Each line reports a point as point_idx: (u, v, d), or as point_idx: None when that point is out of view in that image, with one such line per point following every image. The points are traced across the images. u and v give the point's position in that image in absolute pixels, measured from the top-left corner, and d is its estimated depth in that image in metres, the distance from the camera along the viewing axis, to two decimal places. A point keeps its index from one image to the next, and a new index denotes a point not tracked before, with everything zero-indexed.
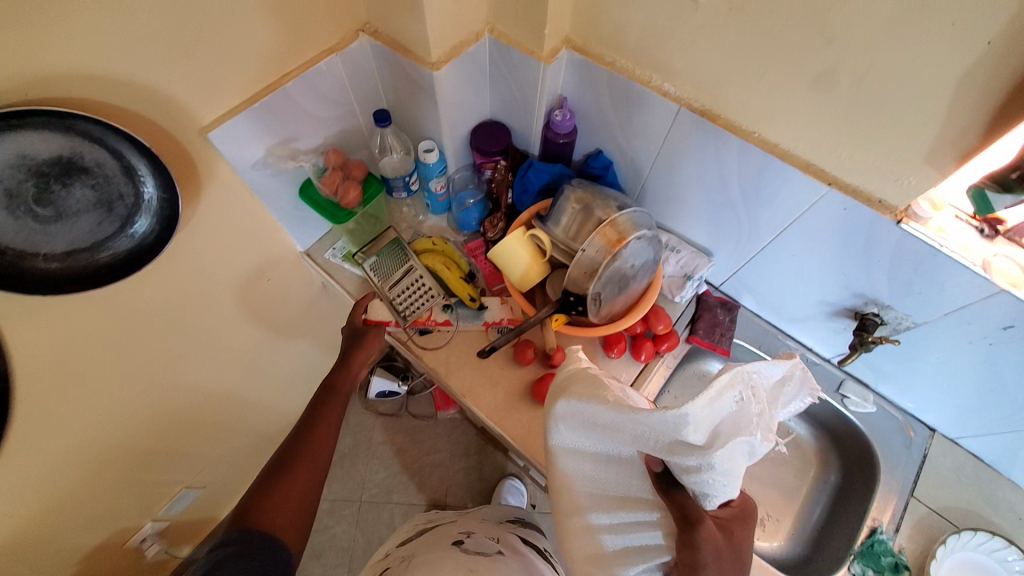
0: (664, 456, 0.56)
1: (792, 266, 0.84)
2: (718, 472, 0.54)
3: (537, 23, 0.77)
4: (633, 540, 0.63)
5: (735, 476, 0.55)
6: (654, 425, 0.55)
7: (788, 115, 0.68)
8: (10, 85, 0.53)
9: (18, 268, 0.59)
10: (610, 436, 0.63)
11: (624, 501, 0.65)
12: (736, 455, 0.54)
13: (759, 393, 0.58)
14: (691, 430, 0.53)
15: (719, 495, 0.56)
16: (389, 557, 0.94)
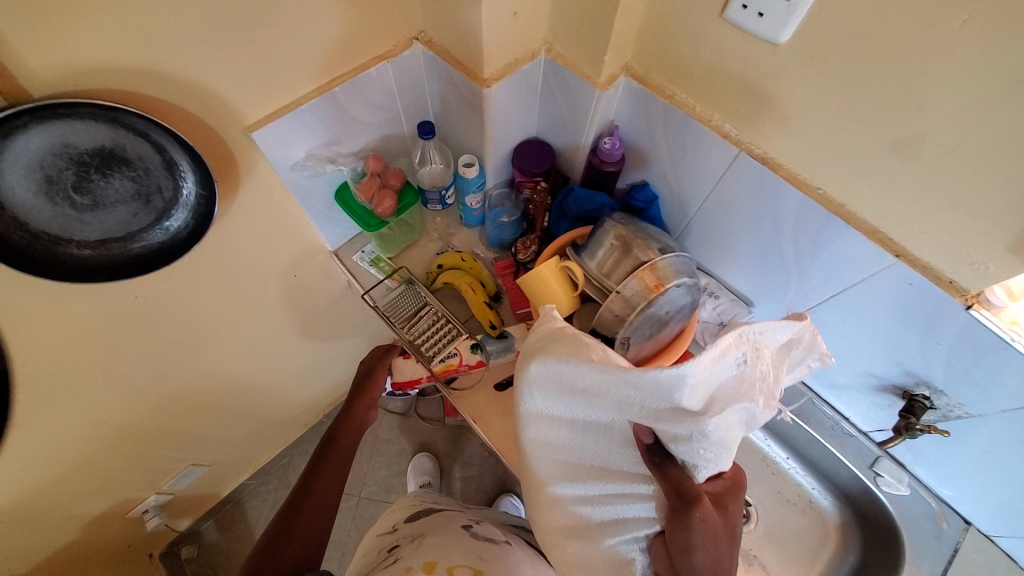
0: (659, 420, 0.59)
1: (839, 332, 0.79)
2: (711, 438, 0.57)
3: (597, 48, 0.73)
4: (622, 504, 0.67)
5: (727, 441, 0.59)
6: (653, 392, 0.57)
7: (859, 177, 0.62)
8: (59, 74, 0.52)
9: (50, 252, 0.60)
10: (592, 400, 0.65)
11: (610, 465, 0.69)
12: (732, 419, 0.59)
13: (756, 362, 0.61)
14: (688, 393, 0.55)
15: (710, 462, 0.59)
16: (395, 535, 0.90)
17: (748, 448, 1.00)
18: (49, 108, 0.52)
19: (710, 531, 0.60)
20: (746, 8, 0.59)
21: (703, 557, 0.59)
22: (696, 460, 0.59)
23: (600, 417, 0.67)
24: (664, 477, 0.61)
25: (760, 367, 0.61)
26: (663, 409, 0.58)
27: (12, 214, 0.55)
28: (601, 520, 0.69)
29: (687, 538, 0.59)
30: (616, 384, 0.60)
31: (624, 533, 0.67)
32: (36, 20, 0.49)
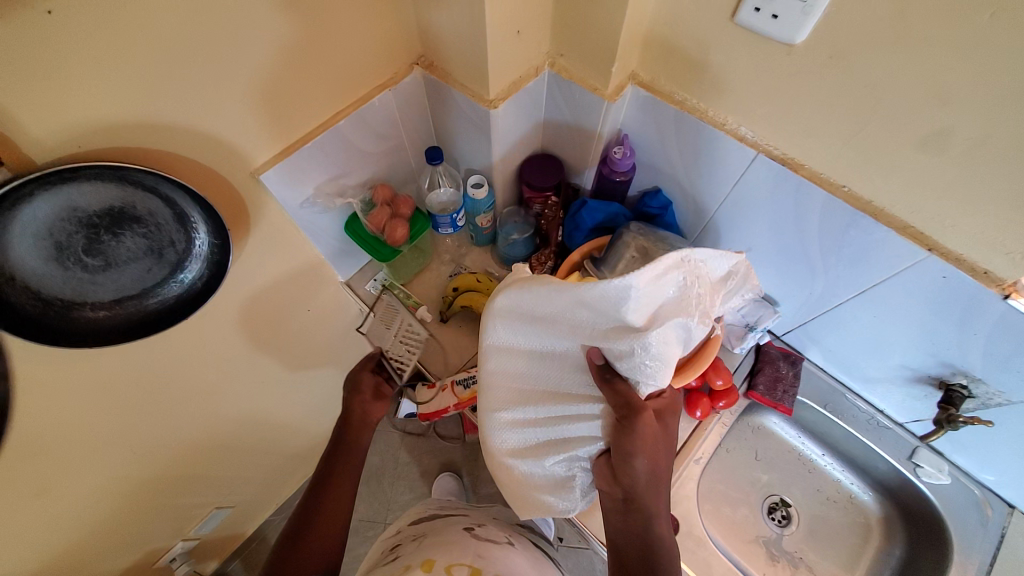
0: (604, 337, 0.59)
1: (870, 326, 0.77)
2: (653, 352, 0.57)
3: (603, 60, 0.72)
4: (569, 426, 0.69)
5: (670, 358, 0.58)
6: (599, 302, 0.56)
7: (884, 173, 0.61)
8: (62, 139, 0.51)
9: (64, 318, 0.58)
10: (547, 327, 0.66)
11: (562, 391, 0.69)
12: (673, 337, 0.57)
13: (700, 284, 0.59)
14: (628, 306, 0.54)
15: (654, 377, 0.58)
16: (401, 535, 0.90)
17: (783, 447, 0.98)
18: (54, 174, 0.49)
19: (652, 441, 0.61)
20: (759, 11, 0.57)
21: (643, 470, 0.62)
22: (639, 378, 0.59)
23: (554, 344, 0.66)
24: (612, 402, 0.61)
25: (703, 289, 0.60)
26: (607, 323, 0.59)
27: (24, 284, 0.53)
28: (548, 440, 0.72)
29: (628, 451, 0.61)
30: (567, 303, 0.60)
31: (569, 448, 0.70)
32: (37, 86, 0.47)
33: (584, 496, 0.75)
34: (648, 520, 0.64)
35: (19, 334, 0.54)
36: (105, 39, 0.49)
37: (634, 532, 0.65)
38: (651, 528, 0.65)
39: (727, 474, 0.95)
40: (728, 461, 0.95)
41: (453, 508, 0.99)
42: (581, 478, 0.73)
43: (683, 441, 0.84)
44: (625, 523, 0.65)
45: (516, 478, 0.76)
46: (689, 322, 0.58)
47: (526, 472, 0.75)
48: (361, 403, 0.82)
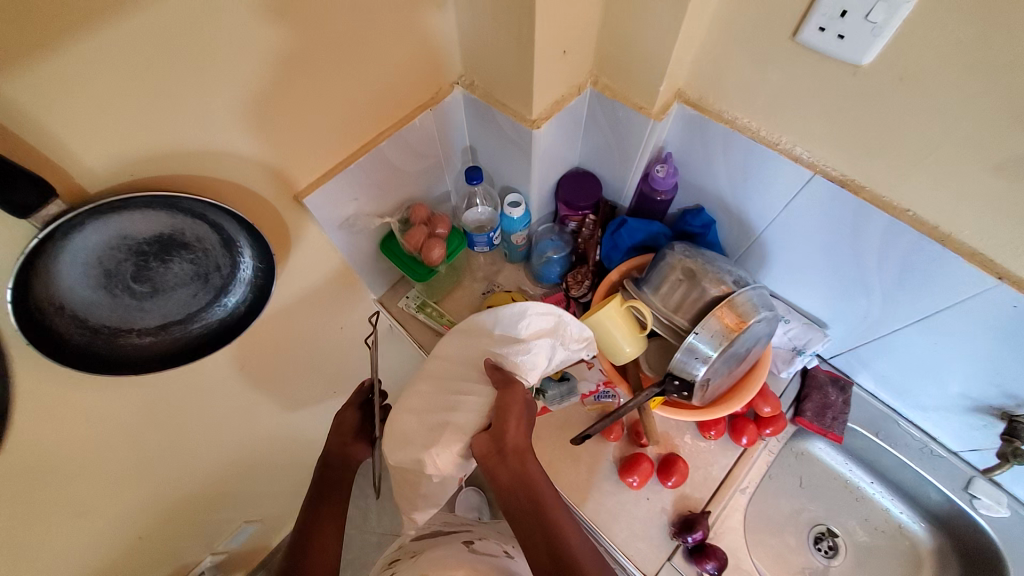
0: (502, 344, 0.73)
1: (927, 353, 0.74)
2: (528, 357, 0.71)
3: (651, 78, 0.70)
4: (456, 400, 0.70)
5: (536, 368, 0.71)
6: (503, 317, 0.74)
7: (955, 198, 0.58)
8: (116, 169, 0.51)
9: (110, 345, 0.57)
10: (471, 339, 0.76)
11: (460, 378, 0.73)
12: (542, 352, 0.72)
13: (575, 334, 0.74)
14: (521, 323, 0.73)
15: (527, 376, 0.71)
16: (401, 550, 0.82)
17: (827, 474, 0.94)
18: (107, 204, 0.49)
19: (521, 408, 0.66)
20: (824, 30, 0.55)
21: (514, 437, 0.64)
22: (520, 370, 0.71)
23: (461, 349, 0.76)
24: (492, 383, 0.69)
25: (576, 338, 0.74)
26: (504, 334, 0.73)
27: (72, 312, 0.53)
28: (439, 413, 0.69)
29: (506, 407, 0.65)
30: (484, 318, 0.76)
31: (451, 422, 0.67)
32: (96, 117, 0.47)
33: (462, 468, 0.68)
34: (524, 462, 0.63)
35: (66, 363, 0.54)
36: (162, 68, 0.48)
37: (519, 494, 0.61)
38: (534, 486, 0.62)
39: (771, 502, 0.91)
40: (772, 488, 0.92)
41: (460, 522, 0.89)
42: (458, 447, 0.66)
43: (727, 470, 0.81)
44: (506, 468, 0.62)
45: (404, 444, 0.69)
46: (554, 348, 0.73)
47: (418, 438, 0.68)
48: (341, 445, 0.77)
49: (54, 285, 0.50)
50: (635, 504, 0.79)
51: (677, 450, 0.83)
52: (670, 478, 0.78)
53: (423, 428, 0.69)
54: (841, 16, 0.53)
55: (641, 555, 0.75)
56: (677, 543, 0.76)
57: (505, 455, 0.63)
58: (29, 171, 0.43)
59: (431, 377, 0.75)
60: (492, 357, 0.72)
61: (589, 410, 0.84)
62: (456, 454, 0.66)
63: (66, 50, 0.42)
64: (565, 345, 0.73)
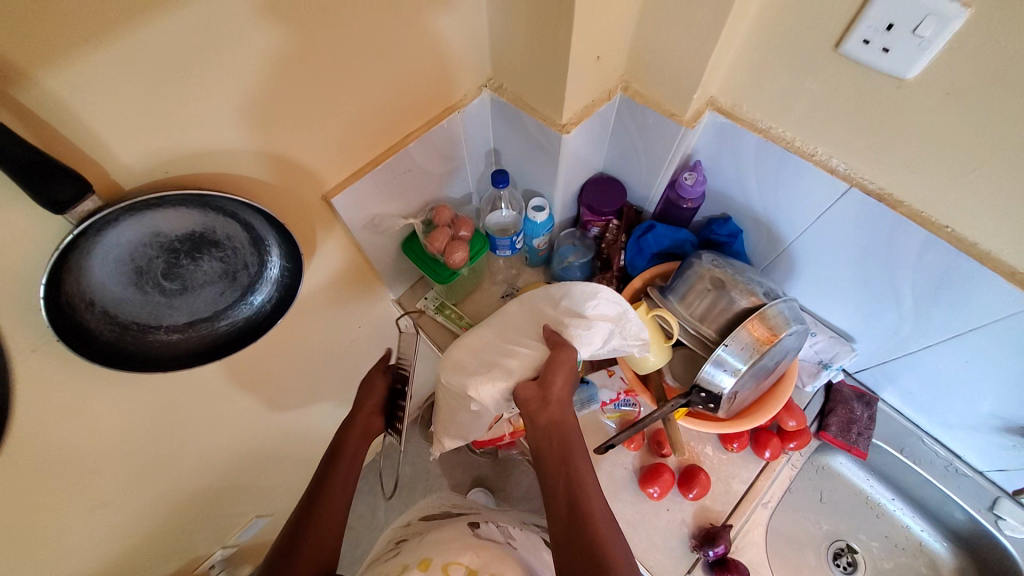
0: (567, 311, 0.72)
1: (957, 371, 0.73)
2: (589, 328, 0.70)
3: (685, 86, 0.69)
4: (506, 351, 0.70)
5: (591, 343, 0.70)
6: (576, 290, 0.74)
7: (998, 216, 0.57)
8: (152, 166, 0.51)
9: (139, 341, 0.57)
10: (536, 301, 0.76)
11: (514, 335, 0.72)
12: (601, 331, 0.71)
13: (634, 332, 0.73)
14: (589, 302, 0.72)
15: (582, 346, 0.70)
16: (407, 528, 0.82)
17: (849, 489, 0.93)
18: (143, 202, 0.49)
19: (568, 369, 0.65)
20: (869, 42, 0.54)
21: (560, 390, 0.63)
22: (580, 336, 0.70)
23: (526, 305, 0.76)
24: (547, 342, 0.69)
25: (632, 335, 0.73)
26: (571, 307, 0.73)
27: (104, 307, 0.53)
28: (492, 356, 0.70)
29: (555, 361, 0.65)
30: (556, 288, 0.75)
31: (501, 364, 0.68)
32: (135, 116, 0.47)
33: (500, 410, 0.67)
34: (563, 415, 0.62)
35: (95, 359, 0.53)
36: (200, 69, 0.48)
37: (551, 442, 0.60)
38: (567, 440, 0.60)
39: (790, 515, 0.90)
40: (791, 502, 0.91)
41: (469, 507, 0.89)
42: (503, 387, 0.66)
43: (749, 483, 0.80)
44: (544, 414, 0.62)
45: (457, 371, 0.70)
46: (611, 334, 0.72)
47: (470, 371, 0.69)
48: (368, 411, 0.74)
49: (86, 280, 0.50)
50: (655, 515, 0.78)
51: (698, 461, 0.82)
52: (692, 490, 0.77)
53: (475, 364, 0.70)
54: (888, 28, 0.52)
55: (659, 566, 0.75)
56: (697, 556, 0.75)
57: (547, 402, 0.62)
58: (68, 167, 0.43)
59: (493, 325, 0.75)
60: (550, 325, 0.71)
61: (609, 418, 0.84)
62: (498, 392, 0.66)
63: (110, 51, 0.42)
64: (623, 336, 0.72)
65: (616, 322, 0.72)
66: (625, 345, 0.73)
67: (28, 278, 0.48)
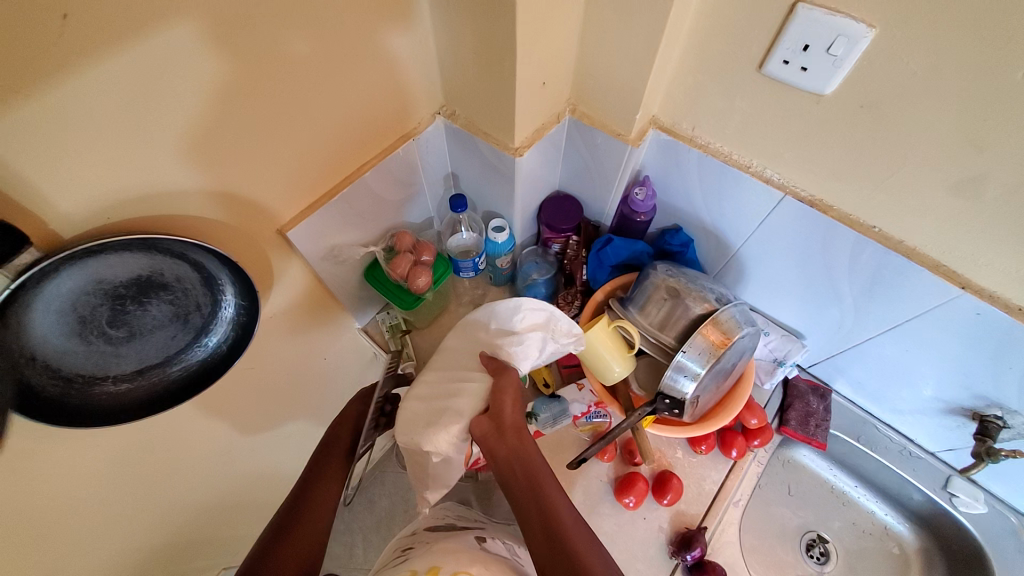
0: (496, 332, 0.75)
1: (900, 359, 0.78)
2: (519, 345, 0.72)
3: (628, 107, 0.73)
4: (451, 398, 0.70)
5: (526, 357, 0.72)
6: (500, 310, 0.75)
7: (918, 215, 0.62)
8: (93, 212, 0.49)
9: (84, 395, 0.55)
10: (473, 330, 0.78)
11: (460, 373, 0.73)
12: (531, 343, 0.72)
13: (568, 330, 0.73)
14: (515, 316, 0.74)
15: (520, 363, 0.72)
16: (415, 536, 0.81)
17: (814, 480, 0.97)
18: (82, 250, 0.47)
19: (511, 395, 0.68)
20: (788, 62, 0.58)
21: (511, 415, 0.67)
22: (512, 355, 0.72)
23: (465, 336, 0.78)
24: (487, 372, 0.71)
25: (567, 334, 0.73)
26: (500, 327, 0.75)
27: (43, 363, 0.50)
28: (438, 399, 0.71)
29: (500, 390, 0.68)
30: (485, 312, 0.77)
31: (451, 407, 0.69)
32: (73, 163, 0.45)
33: (462, 451, 0.69)
34: (520, 440, 0.64)
35: (38, 418, 0.51)
36: (143, 112, 0.48)
37: (514, 468, 0.62)
38: (529, 463, 0.63)
39: (761, 512, 0.93)
40: (761, 497, 0.94)
41: (473, 518, 0.88)
42: (458, 429, 0.67)
43: (720, 484, 0.82)
44: (502, 444, 0.64)
45: (409, 426, 0.70)
46: (546, 342, 0.73)
47: (423, 424, 0.69)
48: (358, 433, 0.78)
49: (24, 336, 0.47)
50: (632, 524, 0.79)
51: (670, 466, 0.83)
52: (666, 495, 0.78)
53: (426, 414, 0.71)
54: (804, 49, 0.56)
55: None
56: (677, 561, 0.77)
57: (502, 431, 0.65)
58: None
59: (435, 367, 0.76)
60: (487, 351, 0.73)
61: (582, 431, 0.85)
62: (454, 435, 0.67)
63: (46, 99, 0.41)
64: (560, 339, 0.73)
65: (545, 329, 0.73)
66: (562, 346, 0.74)
67: None
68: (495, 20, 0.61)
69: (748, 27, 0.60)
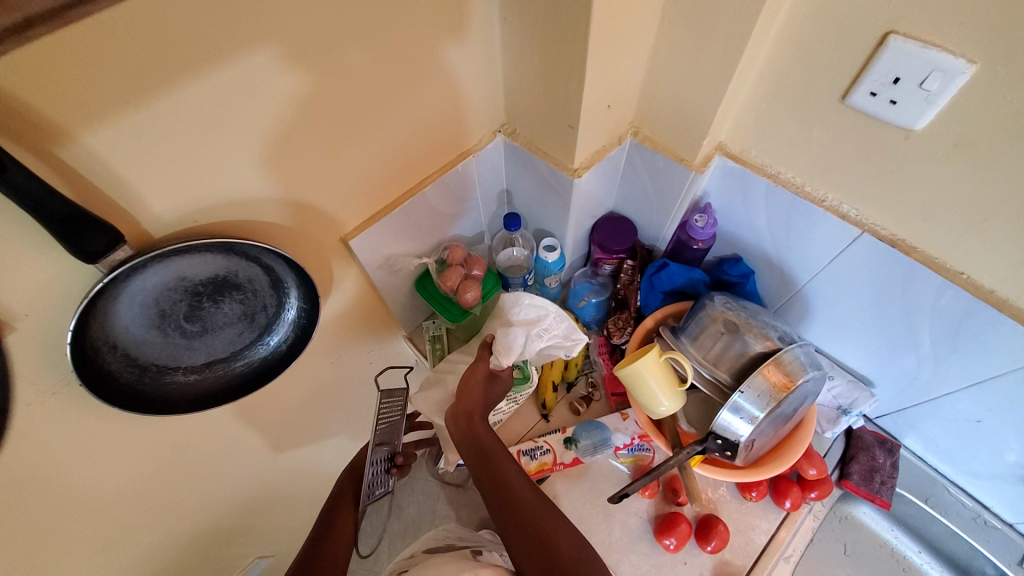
0: (495, 324, 0.77)
1: (985, 421, 0.70)
2: (507, 339, 0.73)
3: (694, 134, 0.71)
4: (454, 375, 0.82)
5: (512, 351, 0.73)
6: (503, 302, 0.76)
7: (1019, 266, 0.56)
8: (180, 214, 0.53)
9: (157, 382, 0.58)
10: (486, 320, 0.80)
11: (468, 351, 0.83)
12: (519, 337, 0.74)
13: (555, 331, 0.76)
14: (512, 309, 0.75)
15: (504, 356, 0.74)
16: (415, 556, 0.84)
17: (875, 541, 0.88)
18: (169, 249, 0.50)
19: (480, 384, 0.74)
20: (876, 94, 0.55)
21: (468, 406, 0.74)
22: (500, 348, 0.74)
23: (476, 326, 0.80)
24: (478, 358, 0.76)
25: (554, 334, 0.76)
26: (500, 319, 0.77)
27: (125, 350, 0.54)
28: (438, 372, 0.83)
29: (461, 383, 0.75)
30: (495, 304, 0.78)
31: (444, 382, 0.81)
32: (167, 169, 0.49)
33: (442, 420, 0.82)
34: (474, 428, 0.73)
35: (115, 402, 0.54)
36: (232, 123, 0.51)
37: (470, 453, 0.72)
38: (486, 449, 0.72)
39: (812, 571, 0.85)
40: (814, 554, 0.86)
41: (474, 540, 0.90)
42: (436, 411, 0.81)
43: (770, 534, 0.77)
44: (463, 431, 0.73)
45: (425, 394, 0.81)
46: (534, 338, 0.75)
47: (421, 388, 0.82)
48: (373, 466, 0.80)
49: (112, 325, 0.51)
50: (671, 568, 0.75)
51: (715, 511, 0.79)
52: (710, 542, 0.74)
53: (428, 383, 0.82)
54: (895, 82, 0.53)
55: None
56: None
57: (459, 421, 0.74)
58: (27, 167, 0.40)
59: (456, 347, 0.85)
60: (489, 336, 0.77)
61: (622, 463, 0.83)
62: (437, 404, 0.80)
63: (152, 109, 0.45)
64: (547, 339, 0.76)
65: (538, 325, 0.75)
66: (553, 345, 0.77)
67: (52, 320, 0.49)
68: (563, 43, 0.61)
69: (833, 56, 0.57)
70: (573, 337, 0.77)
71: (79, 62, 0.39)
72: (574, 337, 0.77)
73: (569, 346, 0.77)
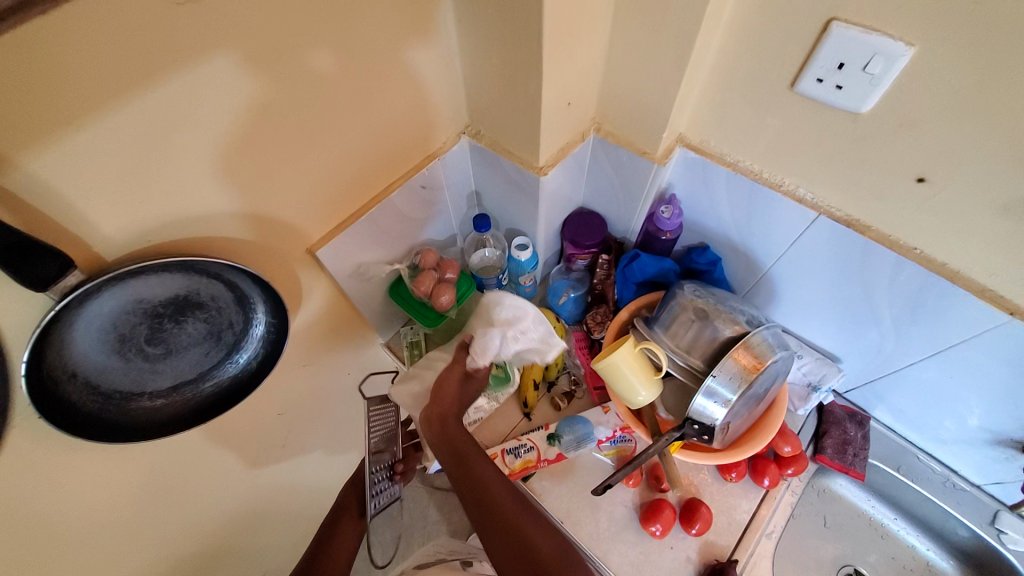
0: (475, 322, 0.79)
1: (945, 388, 0.73)
2: (482, 338, 0.76)
3: (654, 127, 0.72)
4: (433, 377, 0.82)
5: (487, 352, 0.76)
6: (484, 301, 0.78)
7: (963, 237, 0.59)
8: (135, 234, 0.51)
9: (122, 409, 0.56)
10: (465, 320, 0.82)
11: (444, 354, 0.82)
12: (494, 338, 0.76)
13: (533, 336, 0.78)
14: (493, 308, 0.77)
15: (479, 355, 0.76)
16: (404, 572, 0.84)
17: (852, 511, 0.91)
18: (124, 272, 0.48)
19: (458, 384, 0.77)
20: (822, 81, 0.57)
21: (444, 404, 0.75)
22: (475, 346, 0.76)
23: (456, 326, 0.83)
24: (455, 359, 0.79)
25: (531, 338, 0.78)
26: (480, 318, 0.78)
27: (84, 379, 0.52)
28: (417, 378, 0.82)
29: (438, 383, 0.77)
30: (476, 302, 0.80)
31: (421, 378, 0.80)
32: (118, 189, 0.47)
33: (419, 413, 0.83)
34: (451, 425, 0.74)
35: (78, 432, 0.52)
36: (184, 139, 0.50)
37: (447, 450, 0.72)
38: (462, 446, 0.72)
39: (794, 544, 0.88)
40: (796, 528, 0.88)
41: (465, 552, 0.90)
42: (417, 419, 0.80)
43: (752, 513, 0.79)
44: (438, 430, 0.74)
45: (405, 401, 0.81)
46: (510, 340, 0.77)
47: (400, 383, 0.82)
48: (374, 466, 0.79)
49: (68, 353, 0.49)
50: (659, 553, 0.77)
51: (699, 494, 0.81)
52: (695, 525, 0.76)
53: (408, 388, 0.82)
54: (839, 68, 0.55)
55: None
56: None
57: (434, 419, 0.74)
58: None
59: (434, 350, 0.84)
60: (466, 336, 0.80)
61: (605, 455, 0.84)
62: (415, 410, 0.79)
63: (96, 129, 0.44)
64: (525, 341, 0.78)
65: (515, 328, 0.77)
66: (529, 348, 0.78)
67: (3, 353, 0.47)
68: (519, 43, 0.61)
69: (780, 45, 0.58)
70: (548, 342, 0.79)
71: (13, 84, 0.38)
72: (549, 341, 0.78)
73: (544, 350, 0.79)
